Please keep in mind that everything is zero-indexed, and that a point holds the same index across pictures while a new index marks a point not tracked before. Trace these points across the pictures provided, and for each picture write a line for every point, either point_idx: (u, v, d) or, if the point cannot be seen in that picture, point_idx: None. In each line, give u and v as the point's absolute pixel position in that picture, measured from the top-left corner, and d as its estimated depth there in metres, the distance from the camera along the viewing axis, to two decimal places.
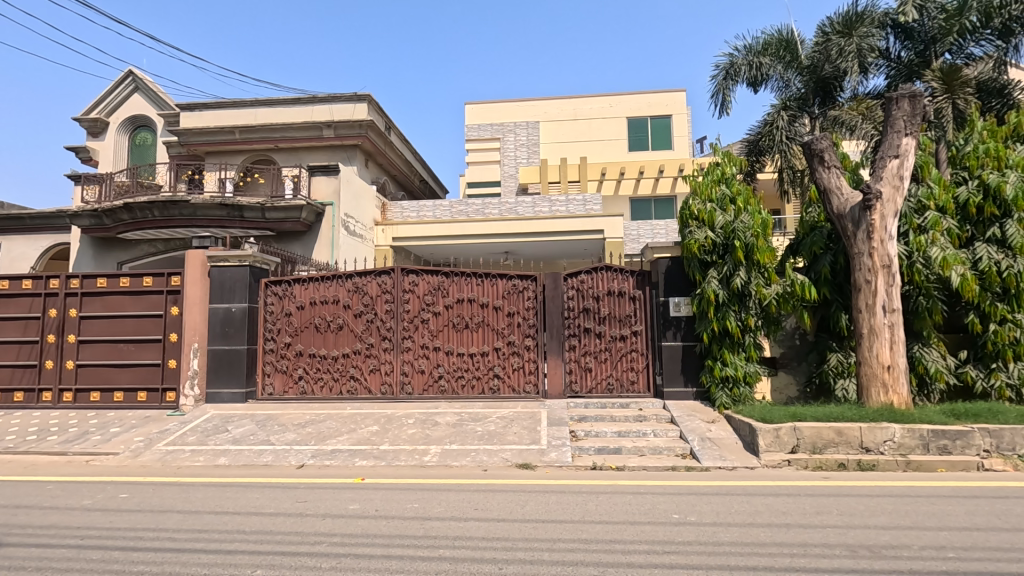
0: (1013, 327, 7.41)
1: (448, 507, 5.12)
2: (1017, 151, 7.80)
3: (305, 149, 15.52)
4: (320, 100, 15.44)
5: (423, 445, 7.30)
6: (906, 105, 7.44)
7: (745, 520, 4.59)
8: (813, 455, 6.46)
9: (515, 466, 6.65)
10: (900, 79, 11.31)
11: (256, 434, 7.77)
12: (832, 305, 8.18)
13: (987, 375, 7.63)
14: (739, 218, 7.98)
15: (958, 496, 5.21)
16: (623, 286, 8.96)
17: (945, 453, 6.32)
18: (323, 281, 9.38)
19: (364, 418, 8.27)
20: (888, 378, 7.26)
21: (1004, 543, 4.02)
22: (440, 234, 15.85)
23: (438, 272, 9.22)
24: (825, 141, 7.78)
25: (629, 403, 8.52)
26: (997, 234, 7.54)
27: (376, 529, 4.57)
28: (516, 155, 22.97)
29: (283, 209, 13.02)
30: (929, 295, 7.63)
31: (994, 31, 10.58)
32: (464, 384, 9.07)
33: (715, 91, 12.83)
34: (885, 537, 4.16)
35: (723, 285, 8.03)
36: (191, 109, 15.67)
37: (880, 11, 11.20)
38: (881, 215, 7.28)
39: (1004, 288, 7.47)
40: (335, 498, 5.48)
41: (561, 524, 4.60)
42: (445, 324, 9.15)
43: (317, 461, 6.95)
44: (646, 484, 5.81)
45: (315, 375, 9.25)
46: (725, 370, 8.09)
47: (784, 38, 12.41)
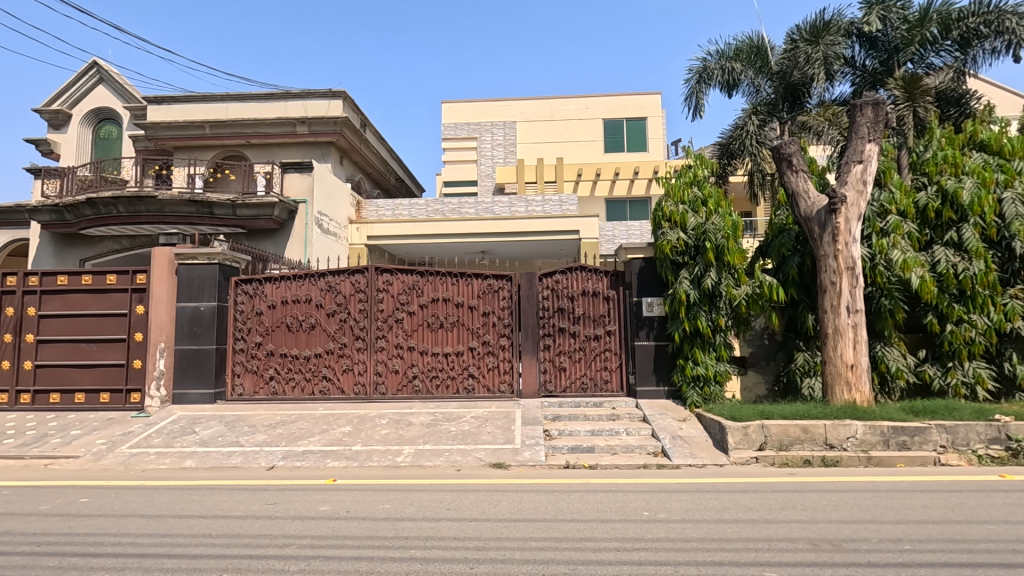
0: (968, 328, 7.70)
1: (421, 507, 5.10)
2: (973, 158, 8.13)
3: (278, 145, 15.25)
4: (293, 96, 15.20)
5: (397, 445, 7.25)
6: (870, 112, 7.66)
7: (714, 517, 4.67)
8: (780, 452, 6.62)
9: (488, 466, 6.65)
10: (865, 87, 11.70)
11: (224, 436, 7.61)
12: (799, 305, 8.39)
13: (944, 374, 7.94)
14: (710, 220, 8.14)
15: (917, 490, 5.40)
16: (597, 286, 9.04)
17: (904, 449, 6.55)
18: (295, 280, 9.24)
19: (336, 418, 8.17)
20: (851, 377, 7.48)
21: (956, 535, 4.18)
22: (415, 233, 15.75)
23: (412, 272, 9.16)
24: (793, 145, 7.97)
25: (603, 403, 8.58)
26: (954, 238, 7.82)
27: (347, 530, 4.52)
28: (492, 155, 22.97)
29: (254, 206, 12.76)
30: (891, 295, 7.91)
31: (953, 43, 11.02)
32: (439, 384, 9.03)
33: (689, 94, 13.02)
34: (846, 531, 4.30)
35: (694, 286, 8.16)
36: (159, 102, 15.26)
37: (845, 20, 11.53)
38: (845, 219, 7.50)
39: (960, 290, 7.76)
40: (305, 499, 5.42)
41: (534, 523, 4.61)
42: (420, 324, 9.10)
43: (287, 463, 6.85)
44: (619, 482, 5.87)
45: (287, 375, 9.11)
46: (696, 370, 8.23)
47: (754, 44, 12.67)
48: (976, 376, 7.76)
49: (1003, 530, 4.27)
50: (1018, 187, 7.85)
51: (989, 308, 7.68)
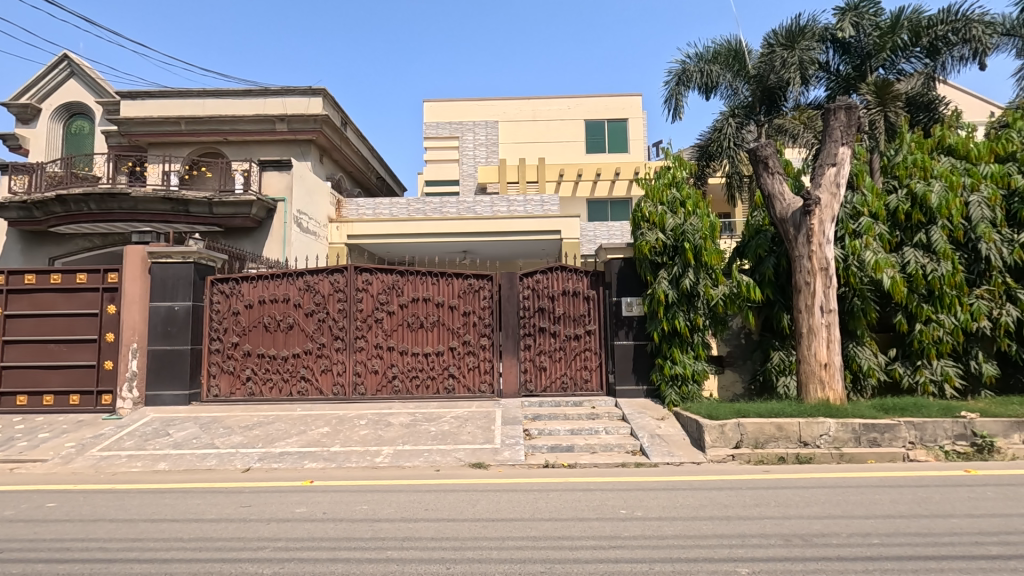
0: (937, 327, 7.92)
1: (399, 508, 5.08)
2: (941, 162, 8.35)
3: (256, 142, 15.03)
4: (272, 93, 14.99)
5: (375, 446, 7.19)
6: (843, 116, 7.80)
7: (690, 514, 4.73)
8: (755, 449, 6.73)
9: (467, 465, 6.65)
10: (839, 92, 11.92)
11: (199, 438, 7.48)
12: (775, 305, 8.53)
13: (913, 371, 8.16)
14: (688, 221, 8.22)
15: (885, 485, 5.55)
16: (578, 286, 9.08)
17: (875, 445, 6.71)
18: (273, 279, 9.12)
19: (314, 419, 8.09)
20: (825, 375, 7.63)
21: (923, 529, 4.30)
22: (396, 232, 15.66)
23: (392, 271, 9.10)
24: (769, 148, 8.10)
25: (582, 402, 8.64)
26: (923, 240, 8.03)
27: (323, 532, 4.48)
28: (474, 154, 22.95)
29: (232, 204, 12.56)
30: (863, 296, 8.10)
31: (923, 49, 11.30)
32: (418, 384, 9.00)
33: (668, 96, 13.18)
34: (817, 526, 4.39)
35: (673, 286, 8.25)
36: (133, 97, 14.92)
37: (820, 26, 11.77)
38: (819, 220, 7.64)
39: (928, 290, 7.96)
40: (281, 501, 5.35)
41: (511, 522, 4.62)
42: (400, 324, 9.05)
43: (264, 465, 6.76)
44: (597, 481, 5.92)
45: (264, 375, 8.99)
46: (674, 369, 8.32)
47: (732, 48, 12.87)
48: (944, 374, 7.98)
49: (966, 524, 4.40)
50: (983, 191, 8.09)
51: (956, 308, 7.90)
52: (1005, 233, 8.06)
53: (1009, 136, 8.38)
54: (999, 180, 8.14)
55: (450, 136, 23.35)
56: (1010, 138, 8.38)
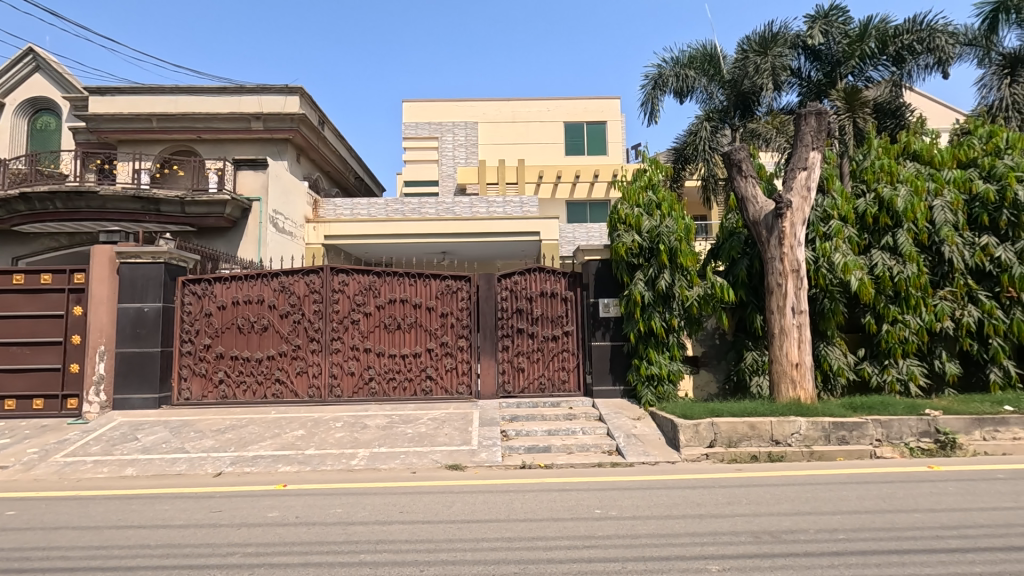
0: (903, 327, 8.15)
1: (373, 511, 5.03)
2: (907, 167, 8.60)
3: (231, 141, 14.77)
4: (248, 91, 14.76)
5: (351, 448, 7.12)
6: (813, 121, 7.98)
7: (663, 513, 4.78)
8: (728, 448, 6.83)
9: (444, 467, 6.63)
10: (810, 97, 12.26)
11: (169, 442, 7.31)
12: (748, 306, 8.69)
13: (881, 371, 8.38)
14: (664, 223, 8.32)
15: (852, 482, 5.69)
16: (556, 287, 9.12)
17: (844, 443, 6.87)
18: (246, 280, 8.98)
19: (289, 422, 7.97)
20: (796, 375, 7.78)
21: (887, 524, 4.41)
22: (375, 233, 15.52)
23: (369, 272, 9.02)
24: (742, 151, 8.26)
25: (560, 402, 8.67)
26: (890, 242, 8.25)
27: (295, 536, 4.42)
28: (454, 155, 22.90)
29: (205, 203, 12.31)
30: (833, 297, 8.30)
31: (889, 57, 11.60)
32: (395, 385, 8.94)
33: (645, 100, 13.34)
34: (786, 523, 4.47)
35: (648, 287, 8.34)
36: (102, 93, 14.54)
37: (791, 33, 12.05)
38: (790, 223, 7.80)
39: (895, 291, 8.19)
40: (252, 506, 5.26)
41: (486, 524, 4.62)
42: (376, 325, 8.98)
43: (236, 469, 6.63)
44: (573, 481, 5.94)
45: (237, 378, 8.83)
46: (650, 369, 8.41)
47: (707, 53, 13.06)
48: (909, 373, 8.21)
49: (928, 518, 4.53)
50: (946, 196, 8.35)
51: (921, 309, 8.13)
52: (967, 236, 8.32)
53: (970, 143, 8.68)
54: (960, 185, 8.41)
55: (429, 136, 23.26)
56: (971, 145, 8.68)
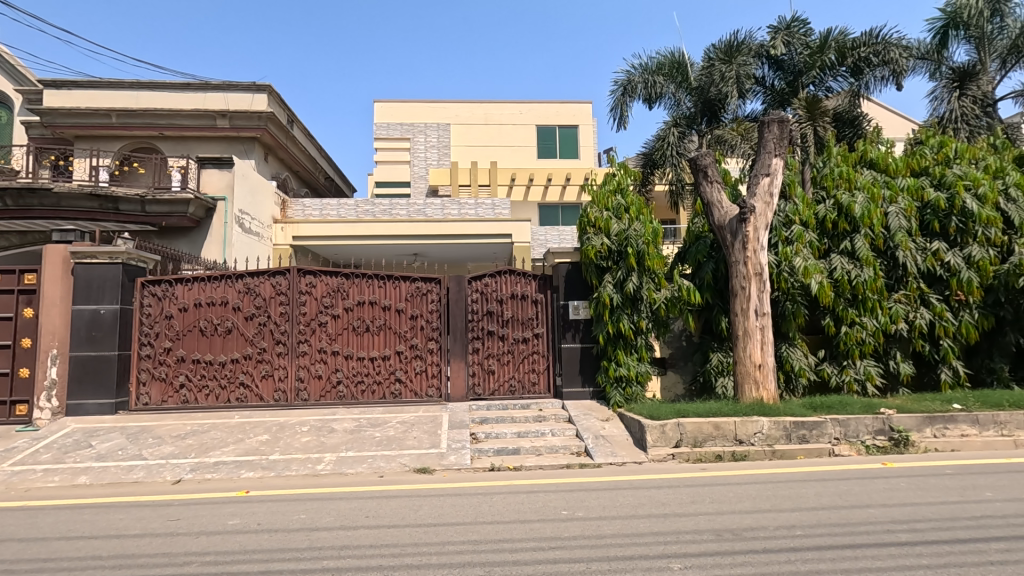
0: (860, 329, 8.43)
1: (338, 516, 4.96)
2: (865, 175, 8.92)
3: (195, 139, 14.38)
4: (213, 88, 14.44)
5: (317, 453, 7.00)
6: (776, 129, 8.19)
7: (628, 513, 4.84)
8: (694, 448, 6.96)
9: (412, 471, 6.57)
10: (773, 105, 12.61)
11: (126, 449, 7.07)
12: (713, 308, 8.89)
13: (840, 371, 8.67)
14: (632, 226, 8.43)
15: (811, 479, 5.85)
16: (526, 290, 9.15)
17: (804, 442, 7.07)
18: (210, 281, 8.76)
19: (253, 426, 7.79)
20: (758, 376, 7.98)
21: (843, 519, 4.56)
22: (344, 234, 15.30)
23: (337, 274, 8.90)
24: (708, 157, 8.43)
25: (530, 404, 8.70)
26: (848, 247, 8.54)
27: (256, 544, 4.31)
28: (426, 156, 22.81)
29: (167, 202, 11.95)
30: (794, 300, 8.55)
31: (847, 69, 12.01)
32: (364, 389, 8.83)
33: (614, 106, 13.53)
34: (747, 520, 4.58)
35: (617, 289, 8.44)
36: (57, 87, 14.02)
37: (755, 42, 12.41)
38: (754, 227, 8.00)
39: (853, 295, 8.48)
40: (212, 513, 5.12)
41: (453, 527, 4.60)
42: (345, 328, 8.85)
43: (196, 476, 6.45)
44: (541, 483, 5.96)
45: (199, 382, 8.61)
46: (619, 370, 8.51)
47: (675, 60, 13.31)
48: (866, 373, 8.50)
49: (880, 513, 4.70)
50: (901, 203, 8.68)
51: (877, 311, 8.44)
52: (920, 242, 8.67)
53: (922, 152, 9.05)
54: (913, 193, 8.75)
55: (401, 137, 23.10)
56: (923, 154, 9.05)
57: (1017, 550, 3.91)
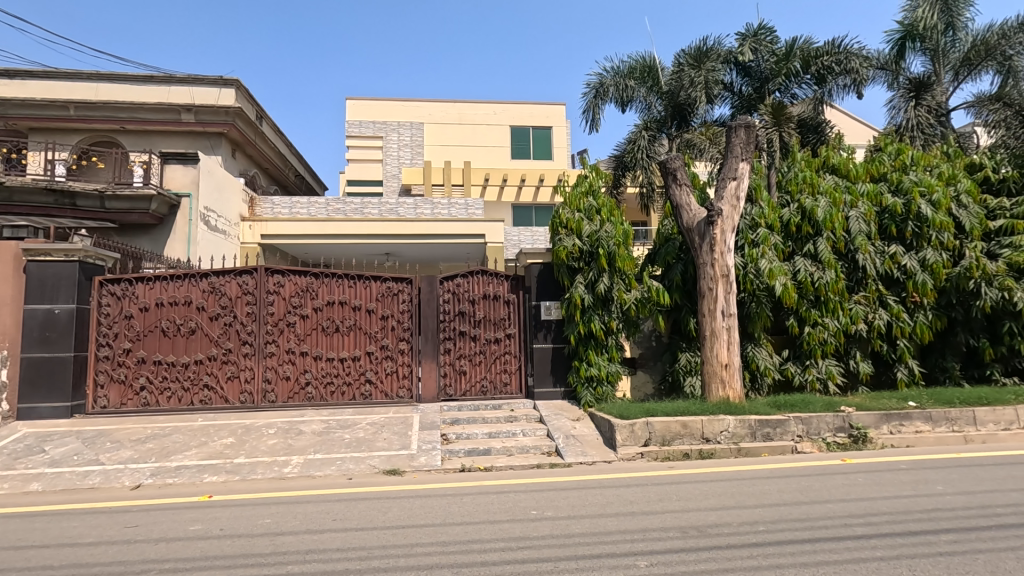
0: (822, 330, 8.69)
1: (304, 520, 4.87)
2: (827, 180, 9.19)
3: (158, 133, 13.95)
4: (178, 81, 14.05)
5: (284, 456, 6.86)
6: (743, 134, 8.36)
7: (597, 512, 4.89)
8: (662, 446, 7.07)
9: (382, 472, 6.50)
10: (741, 110, 12.94)
11: (82, 454, 6.81)
12: (682, 309, 9.06)
13: (803, 370, 8.92)
14: (603, 227, 8.51)
15: (774, 476, 6.01)
16: (498, 290, 9.15)
17: (768, 439, 7.25)
18: (172, 280, 8.52)
19: (218, 429, 7.60)
20: (725, 375, 8.14)
21: (804, 515, 4.69)
22: (314, 233, 15.03)
23: (307, 273, 8.75)
24: (678, 160, 8.57)
25: (502, 404, 8.70)
26: (811, 250, 8.80)
27: (218, 550, 4.21)
28: (398, 155, 22.62)
29: (128, 198, 11.56)
30: (760, 301, 8.78)
31: (812, 77, 12.36)
32: (334, 390, 8.70)
33: (586, 108, 13.64)
34: (712, 517, 4.67)
35: (589, 290, 8.52)
36: (10, 76, 13.44)
37: (724, 49, 12.69)
38: (721, 230, 8.17)
39: (816, 296, 8.73)
40: (172, 519, 4.97)
41: (421, 529, 4.56)
42: (314, 328, 8.71)
43: (157, 480, 6.25)
44: (511, 484, 5.97)
45: (161, 384, 8.37)
46: (590, 370, 8.57)
47: (646, 64, 13.48)
48: (828, 373, 8.76)
49: (839, 508, 4.85)
50: (861, 207, 8.98)
51: (838, 312, 8.71)
52: (879, 245, 8.99)
53: (881, 159, 9.38)
54: (873, 198, 9.07)
55: (373, 136, 22.87)
56: (882, 161, 9.38)
57: (964, 541, 4.09)
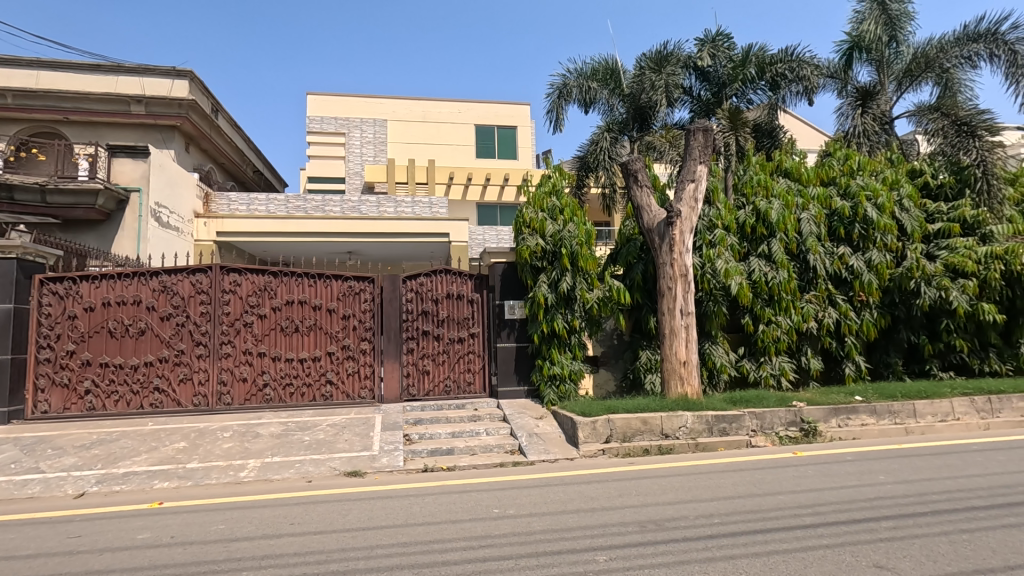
0: (776, 327, 9.01)
1: (261, 524, 4.75)
2: (780, 183, 9.55)
3: (106, 125, 13.35)
4: (127, 71, 13.48)
5: (240, 460, 6.67)
6: (700, 137, 8.58)
7: (558, 509, 4.94)
8: (623, 443, 7.19)
9: (342, 474, 6.40)
10: (700, 114, 13.32)
11: (20, 462, 6.45)
12: (643, 308, 9.25)
13: (758, 367, 9.23)
14: (566, 227, 8.60)
15: (729, 469, 6.21)
16: (462, 289, 9.12)
17: (724, 434, 7.46)
18: (120, 278, 8.17)
19: (169, 433, 7.31)
20: (683, 372, 8.34)
21: (756, 506, 4.86)
22: (273, 230, 14.63)
23: (264, 272, 8.52)
24: (639, 162, 8.73)
25: (465, 403, 8.68)
26: (765, 250, 9.12)
27: (169, 558, 4.07)
28: (362, 152, 22.30)
29: (72, 192, 10.99)
30: (716, 300, 9.05)
31: (767, 83, 12.77)
32: (293, 391, 8.51)
33: (550, 109, 13.77)
34: (669, 511, 4.79)
35: (551, 289, 8.59)
36: None
37: (684, 54, 12.99)
38: (680, 231, 8.37)
39: (769, 296, 9.04)
40: (119, 528, 4.77)
41: (383, 530, 4.52)
42: (272, 328, 8.49)
43: (103, 488, 5.98)
44: (474, 483, 5.97)
45: (107, 388, 8.02)
46: (553, 369, 8.65)
47: (609, 66, 13.71)
48: (781, 369, 9.11)
49: (789, 499, 5.05)
50: (812, 210, 9.34)
51: (791, 311, 9.05)
52: (828, 246, 9.38)
53: (830, 164, 9.77)
54: (823, 201, 9.45)
55: (336, 132, 22.48)
56: (831, 166, 9.77)
57: (902, 527, 4.32)
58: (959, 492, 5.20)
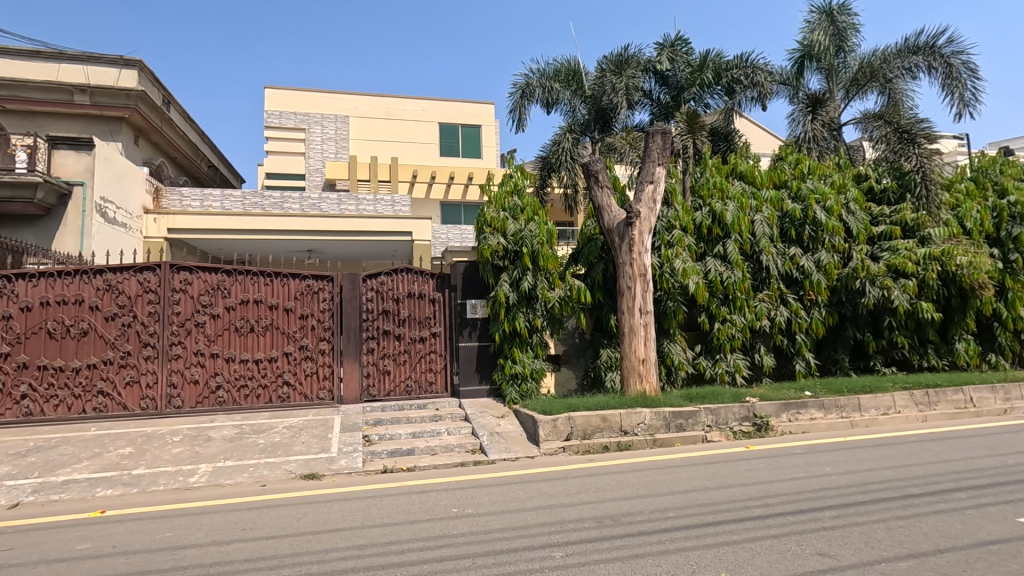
0: (730, 326, 9.30)
1: (211, 531, 4.60)
2: (735, 185, 9.85)
3: (47, 115, 12.66)
4: (70, 59, 12.80)
5: (190, 465, 6.43)
6: (659, 140, 8.76)
7: (518, 506, 4.96)
8: (583, 440, 7.27)
9: (299, 477, 6.25)
10: (659, 117, 13.61)
11: None
12: (604, 307, 9.39)
13: (714, 363, 9.48)
14: (527, 227, 8.63)
15: (686, 464, 6.36)
16: (423, 288, 9.05)
17: (681, 430, 7.65)
18: (60, 277, 7.77)
19: (114, 439, 7.00)
20: (642, 369, 8.50)
21: (709, 500, 4.99)
22: (228, 227, 14.18)
23: (217, 270, 8.23)
24: (599, 163, 8.83)
25: (427, 403, 8.61)
26: (721, 251, 9.38)
27: (110, 568, 3.90)
28: (323, 148, 21.86)
29: (8, 185, 10.37)
30: (674, 299, 9.26)
31: (722, 88, 13.07)
32: (247, 393, 8.26)
33: (513, 108, 13.80)
34: (626, 506, 4.87)
35: (513, 288, 8.59)
36: None
37: (644, 57, 13.25)
38: (639, 231, 8.51)
39: (725, 295, 9.31)
40: (57, 539, 4.54)
41: (338, 533, 4.45)
42: (226, 328, 8.23)
43: (39, 498, 5.67)
44: (434, 483, 5.93)
45: (46, 392, 7.61)
46: (515, 368, 8.66)
47: (571, 68, 13.84)
48: (735, 366, 9.39)
49: (740, 491, 5.21)
50: (765, 211, 9.65)
51: (745, 309, 9.33)
52: (780, 247, 9.71)
53: (782, 168, 10.14)
54: (776, 204, 9.77)
55: (296, 128, 21.99)
56: (783, 170, 10.14)
57: (844, 516, 4.52)
58: (898, 480, 5.48)
